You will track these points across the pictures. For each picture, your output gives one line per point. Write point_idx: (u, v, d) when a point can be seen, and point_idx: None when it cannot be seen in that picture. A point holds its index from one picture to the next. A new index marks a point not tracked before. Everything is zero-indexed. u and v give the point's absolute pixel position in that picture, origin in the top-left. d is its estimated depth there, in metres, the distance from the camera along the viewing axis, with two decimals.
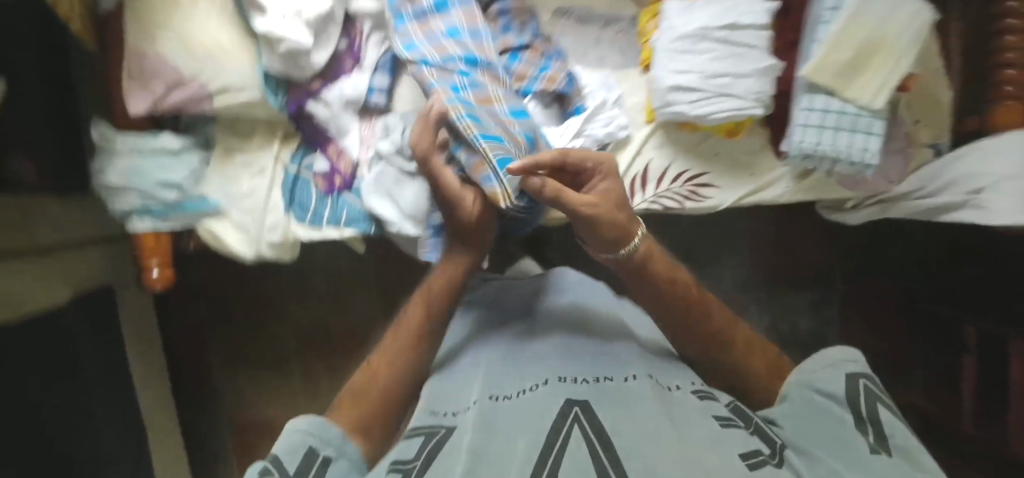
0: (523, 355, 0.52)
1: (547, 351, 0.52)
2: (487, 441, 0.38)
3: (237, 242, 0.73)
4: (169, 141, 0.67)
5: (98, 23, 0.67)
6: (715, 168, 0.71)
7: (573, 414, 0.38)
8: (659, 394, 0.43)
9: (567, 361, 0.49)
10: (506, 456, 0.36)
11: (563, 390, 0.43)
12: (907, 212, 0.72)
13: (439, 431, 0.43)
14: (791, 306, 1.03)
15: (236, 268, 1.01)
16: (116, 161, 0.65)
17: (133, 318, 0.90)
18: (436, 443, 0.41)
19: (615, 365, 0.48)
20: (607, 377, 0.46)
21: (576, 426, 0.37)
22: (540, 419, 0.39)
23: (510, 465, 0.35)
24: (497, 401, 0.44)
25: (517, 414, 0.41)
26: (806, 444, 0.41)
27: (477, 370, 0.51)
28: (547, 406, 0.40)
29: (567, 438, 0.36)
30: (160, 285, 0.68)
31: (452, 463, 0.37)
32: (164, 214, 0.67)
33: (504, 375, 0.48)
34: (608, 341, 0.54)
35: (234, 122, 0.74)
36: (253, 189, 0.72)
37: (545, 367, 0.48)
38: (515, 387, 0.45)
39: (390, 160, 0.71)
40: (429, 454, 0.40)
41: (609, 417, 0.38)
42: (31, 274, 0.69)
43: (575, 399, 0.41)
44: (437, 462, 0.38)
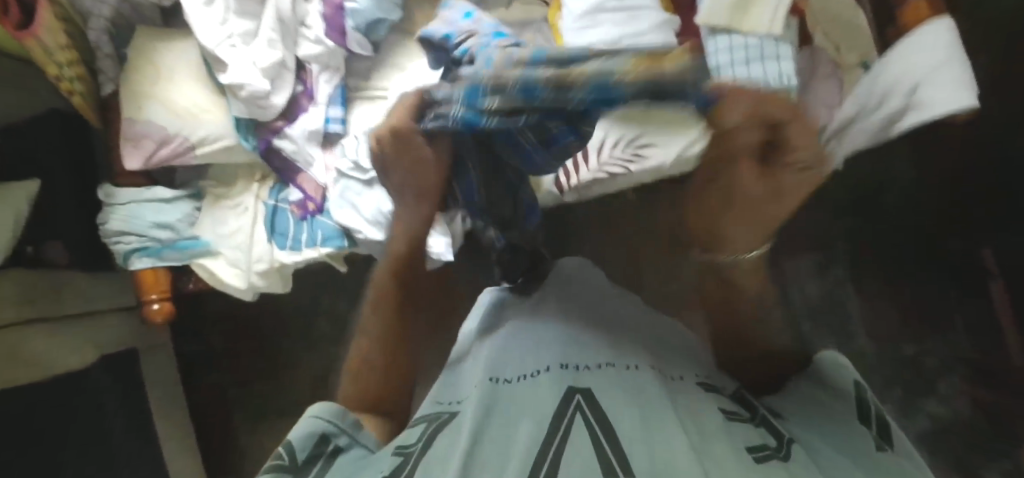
0: (529, 341, 0.49)
1: (556, 339, 0.48)
2: (487, 422, 0.37)
3: (228, 276, 0.79)
4: (160, 191, 0.77)
5: (99, 104, 0.78)
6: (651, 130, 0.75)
7: (575, 402, 0.37)
8: (663, 383, 0.41)
9: (570, 347, 0.46)
10: (506, 443, 0.35)
11: (562, 377, 0.41)
12: (860, 135, 0.71)
13: (445, 415, 0.43)
14: (792, 273, 1.02)
15: (258, 307, 1.12)
16: (118, 212, 0.75)
17: (159, 372, 1.02)
18: (435, 428, 0.42)
19: (623, 349, 0.46)
20: (610, 363, 0.43)
21: (578, 414, 0.35)
22: (543, 406, 0.37)
23: (510, 453, 0.33)
24: (497, 384, 0.43)
25: (519, 400, 0.39)
26: (807, 437, 0.36)
27: (479, 362, 0.50)
28: (548, 395, 0.38)
29: (567, 430, 0.34)
30: (159, 317, 0.77)
31: (453, 446, 0.36)
32: (159, 253, 0.76)
33: (506, 356, 0.47)
34: (603, 331, 0.50)
35: (219, 172, 0.81)
36: (238, 226, 0.79)
37: (544, 350, 0.46)
38: (516, 370, 0.44)
39: (351, 177, 0.76)
40: (428, 438, 0.40)
41: (610, 403, 0.36)
42: (43, 336, 0.84)
43: (576, 386, 0.39)
44: (433, 447, 0.38)
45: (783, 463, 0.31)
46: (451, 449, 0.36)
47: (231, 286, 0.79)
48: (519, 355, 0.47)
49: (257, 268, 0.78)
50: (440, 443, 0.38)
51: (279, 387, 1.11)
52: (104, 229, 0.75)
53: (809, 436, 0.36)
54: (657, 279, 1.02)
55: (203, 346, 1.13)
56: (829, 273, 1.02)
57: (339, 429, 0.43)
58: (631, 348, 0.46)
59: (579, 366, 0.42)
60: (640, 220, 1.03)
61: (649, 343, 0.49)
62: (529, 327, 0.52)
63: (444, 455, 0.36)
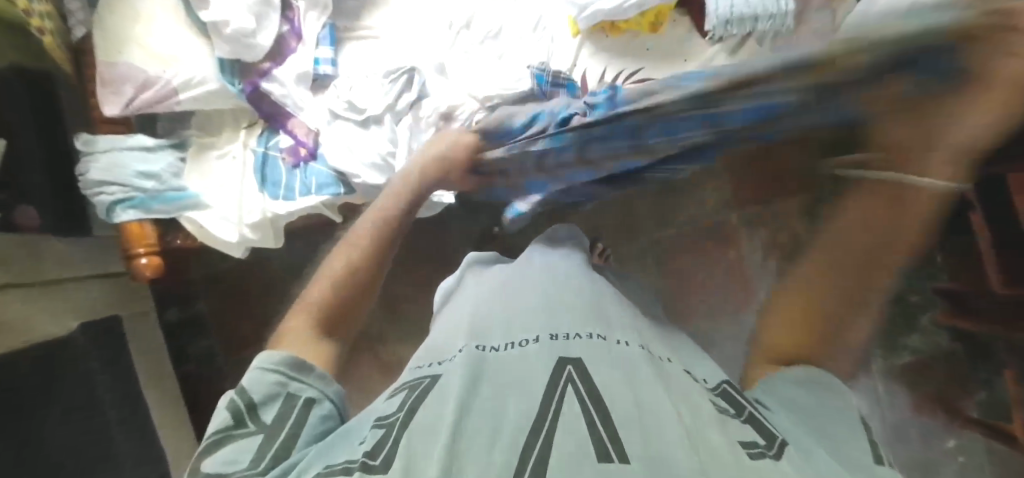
0: (508, 301, 0.47)
1: (538, 301, 0.47)
2: (474, 396, 0.34)
3: (218, 229, 0.75)
4: (143, 139, 0.73)
5: (73, 51, 0.72)
6: (649, 61, 0.73)
7: (567, 375, 0.35)
8: (653, 362, 0.39)
9: (559, 313, 0.45)
10: (497, 415, 0.33)
11: (552, 347, 0.39)
12: None
13: (423, 382, 0.38)
14: (784, 217, 1.03)
15: (248, 272, 1.07)
16: (100, 161, 0.71)
17: (144, 342, 0.95)
18: (417, 392, 0.37)
19: (615, 323, 0.44)
20: (601, 334, 0.41)
21: (569, 386, 0.34)
22: (531, 381, 0.35)
23: (501, 425, 0.32)
24: (484, 351, 0.40)
25: (507, 371, 0.37)
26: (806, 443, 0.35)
27: (456, 322, 0.48)
28: (537, 368, 0.36)
29: (559, 412, 0.32)
30: (150, 272, 0.72)
31: (434, 414, 0.33)
32: (145, 204, 0.71)
33: (492, 318, 0.45)
34: (591, 298, 0.48)
35: (204, 120, 0.78)
36: (227, 176, 0.76)
37: (532, 317, 0.44)
38: (504, 335, 0.42)
39: (346, 118, 0.76)
40: (412, 404, 0.35)
41: (604, 377, 0.35)
42: (25, 297, 0.75)
43: (567, 357, 0.37)
44: (418, 409, 0.34)
45: (775, 462, 0.30)
46: (434, 415, 0.33)
47: (224, 241, 0.75)
48: (502, 316, 0.45)
49: (249, 220, 0.75)
50: (427, 408, 0.34)
51: None
52: (83, 181, 0.71)
53: (795, 432, 0.36)
54: (653, 227, 1.05)
55: (191, 315, 1.06)
56: None
57: (299, 381, 0.39)
58: (619, 323, 0.44)
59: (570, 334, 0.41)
60: None
61: (633, 320, 0.47)
62: (507, 291, 0.49)
63: (427, 427, 0.32)
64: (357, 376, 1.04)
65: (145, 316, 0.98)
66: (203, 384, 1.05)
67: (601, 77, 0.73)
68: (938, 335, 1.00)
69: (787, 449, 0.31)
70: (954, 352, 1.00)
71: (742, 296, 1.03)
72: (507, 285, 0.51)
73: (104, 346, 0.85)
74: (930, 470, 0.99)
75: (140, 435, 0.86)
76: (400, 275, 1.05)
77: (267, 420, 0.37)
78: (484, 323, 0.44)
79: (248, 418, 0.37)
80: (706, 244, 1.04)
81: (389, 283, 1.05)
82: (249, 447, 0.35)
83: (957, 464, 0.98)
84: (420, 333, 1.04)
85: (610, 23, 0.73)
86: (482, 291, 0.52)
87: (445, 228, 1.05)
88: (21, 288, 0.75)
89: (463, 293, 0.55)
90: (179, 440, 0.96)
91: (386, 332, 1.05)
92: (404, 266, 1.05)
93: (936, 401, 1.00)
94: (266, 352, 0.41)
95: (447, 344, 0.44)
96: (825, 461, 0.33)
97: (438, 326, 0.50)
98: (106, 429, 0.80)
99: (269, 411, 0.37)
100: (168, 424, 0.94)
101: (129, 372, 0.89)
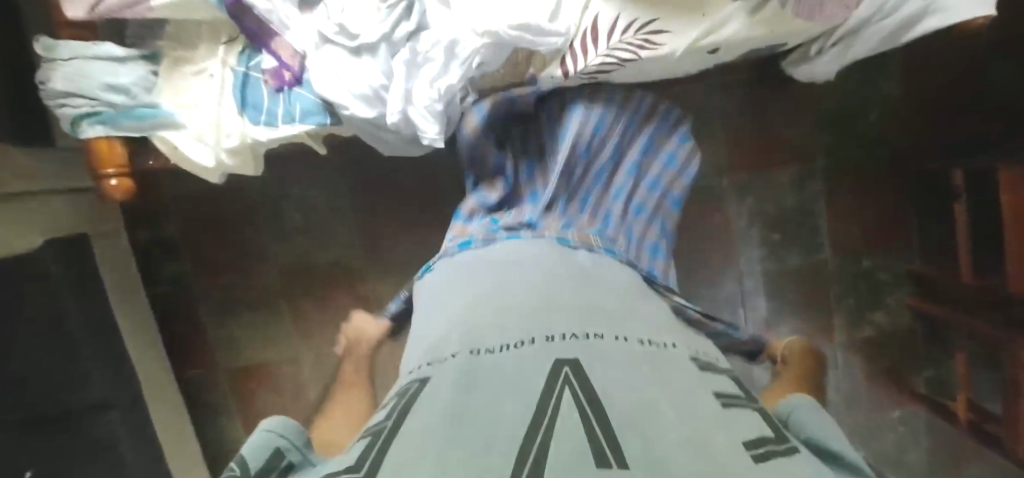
0: (508, 296, 0.49)
1: (533, 296, 0.48)
2: (468, 396, 0.35)
3: (194, 155, 0.72)
4: (112, 49, 0.67)
5: None
6: (665, 12, 0.70)
7: (564, 375, 0.35)
8: (652, 359, 0.40)
9: (555, 310, 0.46)
10: (492, 418, 0.32)
11: (547, 351, 0.39)
12: (870, 41, 0.71)
13: (413, 386, 0.41)
14: (776, 187, 1.03)
15: (221, 200, 1.00)
16: (62, 69, 0.65)
17: (112, 267, 0.92)
18: (409, 401, 0.38)
19: (614, 322, 0.45)
20: (598, 333, 0.43)
21: (567, 388, 0.34)
22: (527, 380, 0.36)
23: (496, 421, 0.31)
24: (479, 353, 0.41)
25: (499, 371, 0.37)
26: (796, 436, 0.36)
27: (454, 318, 0.49)
28: (534, 368, 0.37)
29: (558, 411, 0.31)
30: (120, 194, 0.71)
31: (428, 420, 0.33)
32: (115, 121, 0.68)
33: (481, 323, 0.46)
34: (593, 290, 0.51)
35: (177, 31, 0.71)
36: (204, 94, 0.71)
37: (527, 319, 0.45)
38: (498, 338, 0.43)
39: (336, 44, 0.71)
40: (402, 412, 0.36)
41: (600, 379, 0.35)
42: None
43: (563, 359, 0.38)
44: (411, 417, 0.35)
45: (785, 458, 0.30)
46: (428, 423, 0.32)
47: (199, 164, 0.72)
48: (490, 320, 0.46)
49: (227, 145, 0.71)
50: (416, 414, 0.35)
51: (246, 282, 1.02)
52: (46, 90, 0.66)
53: (792, 432, 0.37)
54: None
55: (161, 236, 1.01)
56: (805, 187, 1.02)
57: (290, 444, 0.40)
58: (617, 318, 0.46)
59: (565, 336, 0.41)
60: None
61: (629, 316, 0.48)
62: (500, 294, 0.50)
63: (421, 435, 0.31)
64: (334, 310, 1.04)
65: (114, 238, 0.94)
66: (174, 310, 1.03)
67: (613, 24, 0.70)
68: (901, 314, 1.04)
69: (796, 450, 0.32)
70: (914, 330, 1.04)
71: (722, 262, 1.04)
72: (503, 288, 0.51)
73: (69, 269, 0.81)
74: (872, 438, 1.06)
75: (111, 365, 0.84)
76: (382, 213, 1.02)
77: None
78: (476, 328, 0.45)
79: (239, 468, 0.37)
80: (696, 208, 1.04)
81: (371, 220, 1.02)
82: None
83: (897, 432, 1.05)
84: (401, 274, 1.03)
85: None
86: (483, 287, 0.53)
87: (432, 168, 1.01)
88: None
89: (452, 300, 0.53)
90: (153, 369, 0.95)
91: (365, 269, 1.03)
92: (387, 204, 1.02)
93: (888, 375, 1.05)
94: (268, 416, 0.43)
95: (440, 345, 0.46)
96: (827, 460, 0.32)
97: (422, 336, 0.51)
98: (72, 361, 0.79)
99: (255, 460, 0.38)
100: (142, 354, 0.93)
101: (97, 291, 0.86)
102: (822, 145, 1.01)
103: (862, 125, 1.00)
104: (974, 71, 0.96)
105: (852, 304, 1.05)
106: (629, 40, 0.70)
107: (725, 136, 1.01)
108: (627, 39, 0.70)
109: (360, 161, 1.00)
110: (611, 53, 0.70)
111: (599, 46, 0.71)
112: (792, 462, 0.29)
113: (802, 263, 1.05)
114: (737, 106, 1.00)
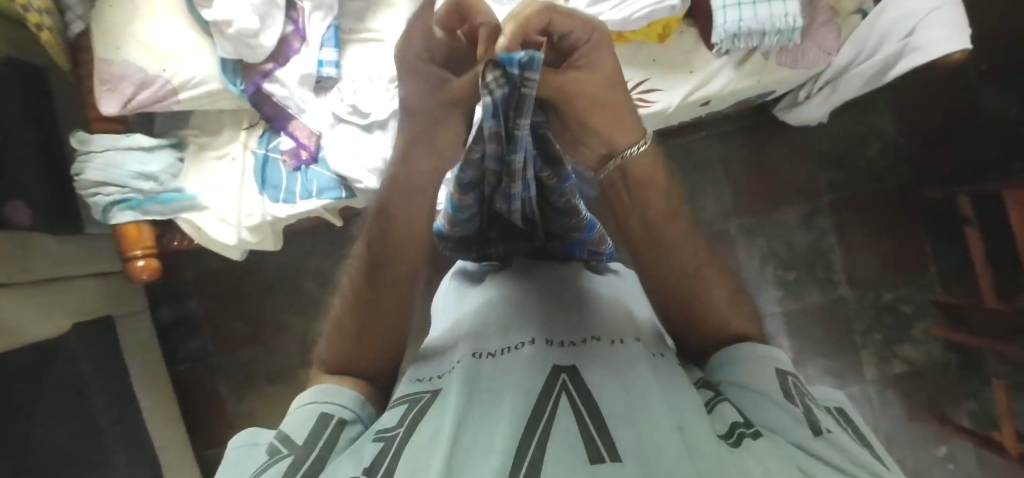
0: (501, 299, 0.52)
1: (529, 298, 0.50)
2: (470, 404, 0.37)
3: (216, 235, 0.75)
4: (140, 139, 0.72)
5: (72, 46, 0.71)
6: (655, 73, 0.75)
7: (560, 383, 0.37)
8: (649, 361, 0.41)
9: (552, 315, 0.47)
10: (490, 430, 0.34)
11: (546, 352, 0.41)
12: (853, 82, 0.75)
13: (423, 396, 0.40)
14: (783, 225, 1.04)
15: (242, 273, 1.03)
16: (94, 160, 0.70)
17: (138, 348, 0.92)
18: (422, 406, 0.39)
19: (611, 322, 0.47)
20: (596, 338, 0.43)
21: (563, 396, 0.36)
22: (525, 385, 0.37)
23: (497, 427, 0.34)
24: (481, 359, 0.42)
25: (501, 375, 0.39)
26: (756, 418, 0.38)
27: (459, 323, 0.51)
28: (532, 373, 0.39)
29: (556, 414, 0.34)
30: (146, 274, 0.74)
31: (436, 426, 0.35)
32: (142, 206, 0.72)
33: (484, 327, 0.47)
34: (592, 290, 0.52)
35: (203, 121, 0.77)
36: (226, 177, 0.75)
37: (527, 319, 0.47)
38: (499, 343, 0.44)
39: (350, 122, 0.76)
40: (413, 419, 0.37)
41: (595, 381, 0.37)
42: (31, 303, 0.72)
43: (561, 365, 0.39)
44: (417, 426, 0.36)
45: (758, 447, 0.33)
46: (429, 438, 0.34)
47: (221, 243, 0.75)
48: (494, 325, 0.47)
49: (247, 222, 0.74)
50: (427, 420, 0.36)
51: (264, 355, 1.03)
52: (79, 180, 0.70)
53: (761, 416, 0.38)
54: None
55: (183, 314, 1.03)
56: (815, 224, 1.03)
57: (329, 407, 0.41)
58: (616, 321, 0.47)
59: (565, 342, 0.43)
60: None
61: (635, 317, 0.48)
62: (503, 302, 0.51)
63: (424, 452, 0.33)
64: None
65: (139, 318, 0.95)
66: (195, 387, 1.03)
67: None
68: (929, 344, 1.01)
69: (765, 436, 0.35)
70: (946, 361, 1.01)
71: None
72: (505, 290, 0.53)
73: (99, 353, 0.81)
74: None
75: (136, 450, 0.82)
76: None
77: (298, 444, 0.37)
78: (479, 331, 0.47)
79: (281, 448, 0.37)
80: None
81: None
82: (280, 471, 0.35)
83: (946, 472, 0.99)
84: (416, 337, 1.03)
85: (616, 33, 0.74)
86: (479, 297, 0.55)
87: None
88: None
89: (468, 305, 0.55)
90: (175, 455, 0.93)
91: None
92: None
93: (926, 409, 1.00)
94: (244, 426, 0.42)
95: (444, 354, 0.47)
96: (798, 450, 0.34)
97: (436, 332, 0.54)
98: (100, 446, 0.75)
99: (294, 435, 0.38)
100: (165, 437, 0.91)
101: (121, 370, 0.85)
102: (824, 181, 1.03)
103: (862, 159, 1.02)
104: (965, 102, 0.99)
105: (879, 339, 1.02)
106: None
107: (728, 178, 1.04)
108: None
109: None
110: None
111: None
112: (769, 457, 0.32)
113: (821, 300, 1.03)
114: (739, 152, 1.03)
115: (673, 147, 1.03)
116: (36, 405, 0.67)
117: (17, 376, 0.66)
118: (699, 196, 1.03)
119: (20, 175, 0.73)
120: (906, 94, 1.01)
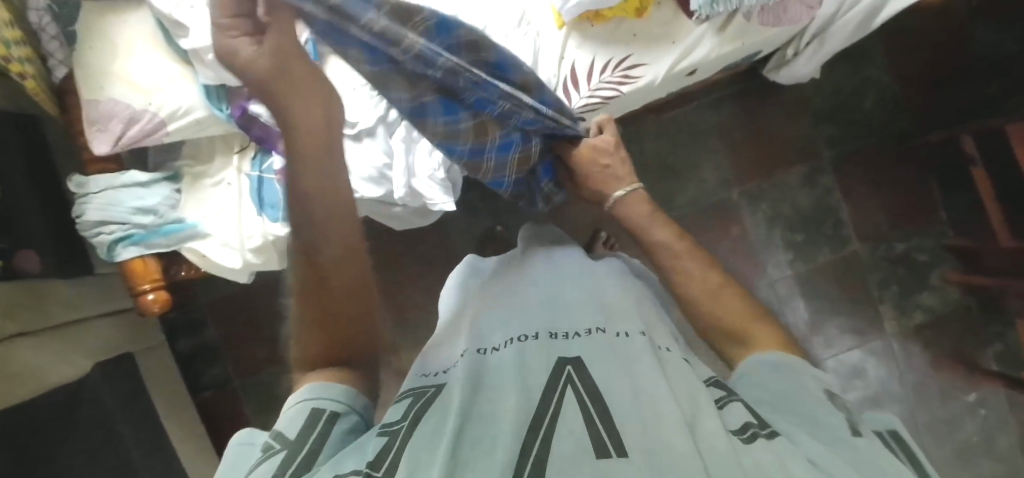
0: (508, 294, 0.51)
1: (533, 294, 0.50)
2: (475, 399, 0.37)
3: (220, 260, 0.76)
4: (136, 175, 0.73)
5: (59, 91, 0.72)
6: (638, 48, 0.74)
7: (565, 376, 0.37)
8: (653, 353, 0.41)
9: (555, 309, 0.47)
10: (496, 422, 0.34)
11: (550, 347, 0.41)
12: (840, 33, 0.75)
13: (427, 390, 0.41)
14: (786, 187, 1.02)
15: (253, 296, 1.04)
16: (93, 200, 0.71)
17: (159, 380, 0.93)
18: (424, 402, 0.39)
19: (616, 310, 0.46)
20: (601, 329, 0.43)
21: (568, 388, 0.36)
22: (530, 380, 0.37)
23: (502, 422, 0.34)
24: (485, 354, 0.43)
25: (506, 369, 0.40)
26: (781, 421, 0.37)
27: (462, 320, 0.51)
28: (536, 367, 0.39)
29: (560, 409, 0.34)
30: (158, 307, 0.74)
31: (440, 423, 0.35)
32: (145, 239, 0.72)
33: (488, 322, 0.47)
34: (598, 280, 0.52)
35: (196, 149, 0.78)
36: (223, 203, 0.76)
37: (532, 315, 0.46)
38: (503, 337, 0.44)
39: None
40: (417, 414, 0.38)
41: (602, 374, 0.37)
42: (51, 349, 0.73)
43: (566, 357, 0.40)
44: (423, 421, 0.36)
45: (769, 441, 0.33)
46: (435, 431, 0.35)
47: (227, 267, 0.76)
48: (498, 319, 0.47)
49: (250, 244, 0.75)
50: (428, 417, 0.36)
51: (284, 375, 1.04)
52: (82, 221, 0.72)
53: (779, 419, 0.38)
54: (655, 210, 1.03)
55: (201, 343, 1.04)
56: (818, 182, 1.02)
57: (320, 396, 0.41)
58: (621, 310, 0.47)
59: (569, 334, 0.43)
60: (636, 151, 1.02)
61: (639, 306, 0.48)
62: (506, 298, 0.50)
63: (430, 444, 0.34)
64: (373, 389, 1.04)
65: (158, 350, 0.97)
66: (220, 413, 1.04)
67: (590, 68, 0.74)
68: (948, 291, 1.00)
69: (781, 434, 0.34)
70: (967, 306, 0.99)
71: (753, 272, 1.01)
72: (507, 285, 0.53)
73: (122, 389, 0.82)
74: (952, 428, 0.97)
75: None
76: (405, 281, 1.04)
77: (291, 437, 0.38)
78: (484, 327, 0.47)
79: (274, 442, 0.37)
80: (713, 223, 1.03)
81: (396, 291, 1.04)
82: (271, 467, 0.35)
83: (979, 417, 0.97)
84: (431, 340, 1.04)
85: (594, 12, 0.73)
86: (482, 292, 0.54)
87: (446, 233, 1.04)
88: (11, 340, 0.67)
89: (468, 301, 0.55)
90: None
91: (398, 342, 1.04)
92: (409, 273, 1.04)
93: (952, 357, 0.99)
94: (246, 430, 0.42)
95: (449, 351, 0.47)
96: (816, 446, 0.33)
97: (440, 328, 0.54)
98: None
99: (288, 430, 0.38)
100: (196, 464, 0.92)
101: (146, 405, 0.86)
102: (823, 138, 1.02)
103: (858, 110, 1.00)
104: (958, 41, 0.97)
105: (896, 291, 1.01)
106: (608, 79, 0.74)
107: (725, 146, 1.02)
108: (606, 79, 0.74)
109: (376, 237, 1.04)
110: (593, 94, 0.74)
111: (581, 88, 0.74)
112: (778, 444, 0.32)
113: (833, 258, 1.01)
114: (733, 119, 1.02)
115: (665, 121, 1.02)
116: (66, 447, 0.68)
117: (46, 419, 0.67)
118: (697, 167, 1.02)
119: (25, 223, 0.74)
120: (897, 39, 0.99)
